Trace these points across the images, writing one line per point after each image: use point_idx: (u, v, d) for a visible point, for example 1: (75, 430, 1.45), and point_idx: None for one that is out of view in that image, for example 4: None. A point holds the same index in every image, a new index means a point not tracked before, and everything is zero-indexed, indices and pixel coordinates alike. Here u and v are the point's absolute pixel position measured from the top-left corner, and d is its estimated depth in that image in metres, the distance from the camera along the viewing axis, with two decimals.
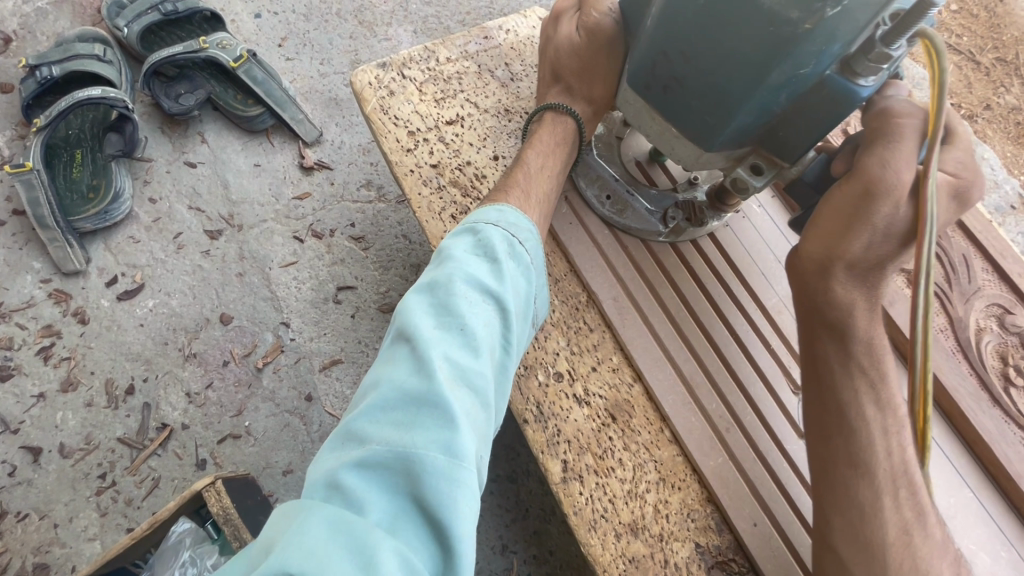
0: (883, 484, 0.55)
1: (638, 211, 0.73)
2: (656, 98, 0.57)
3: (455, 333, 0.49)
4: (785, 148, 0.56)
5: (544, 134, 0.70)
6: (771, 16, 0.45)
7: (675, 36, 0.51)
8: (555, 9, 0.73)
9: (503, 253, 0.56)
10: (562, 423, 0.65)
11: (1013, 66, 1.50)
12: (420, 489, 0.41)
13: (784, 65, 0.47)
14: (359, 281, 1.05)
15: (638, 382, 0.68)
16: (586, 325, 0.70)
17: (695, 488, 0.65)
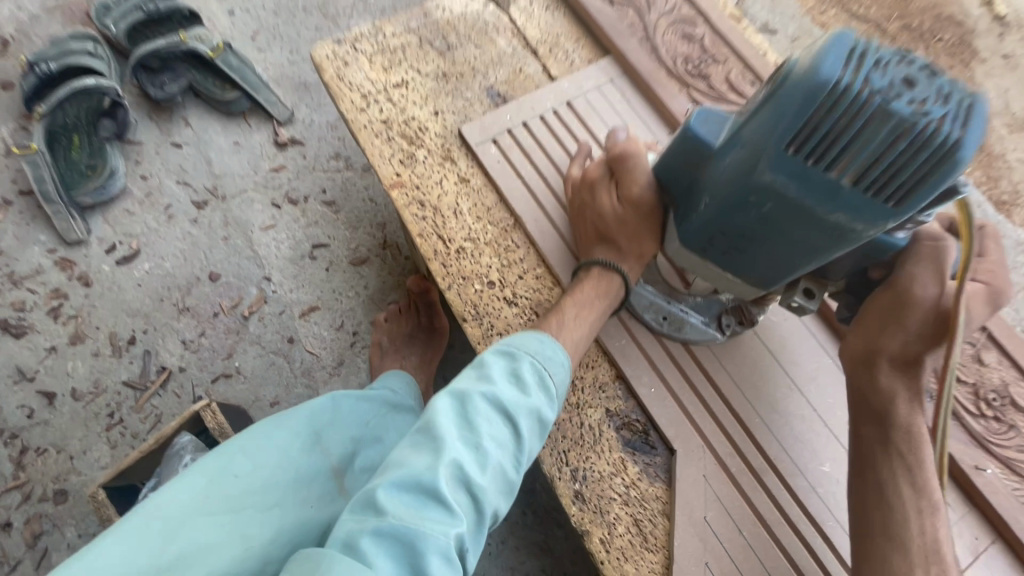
0: (915, 558, 0.62)
1: (695, 325, 0.79)
2: (717, 254, 0.66)
3: (476, 441, 0.60)
4: (834, 271, 0.66)
5: (592, 288, 0.76)
6: (834, 229, 0.53)
7: (733, 224, 0.60)
8: (588, 177, 0.79)
9: (531, 376, 0.66)
10: (494, 319, 0.79)
11: (918, 32, 1.67)
12: (417, 563, 0.52)
13: (841, 246, 0.56)
14: (332, 239, 1.19)
15: (558, 285, 0.82)
16: (514, 243, 0.84)
17: (606, 366, 0.79)
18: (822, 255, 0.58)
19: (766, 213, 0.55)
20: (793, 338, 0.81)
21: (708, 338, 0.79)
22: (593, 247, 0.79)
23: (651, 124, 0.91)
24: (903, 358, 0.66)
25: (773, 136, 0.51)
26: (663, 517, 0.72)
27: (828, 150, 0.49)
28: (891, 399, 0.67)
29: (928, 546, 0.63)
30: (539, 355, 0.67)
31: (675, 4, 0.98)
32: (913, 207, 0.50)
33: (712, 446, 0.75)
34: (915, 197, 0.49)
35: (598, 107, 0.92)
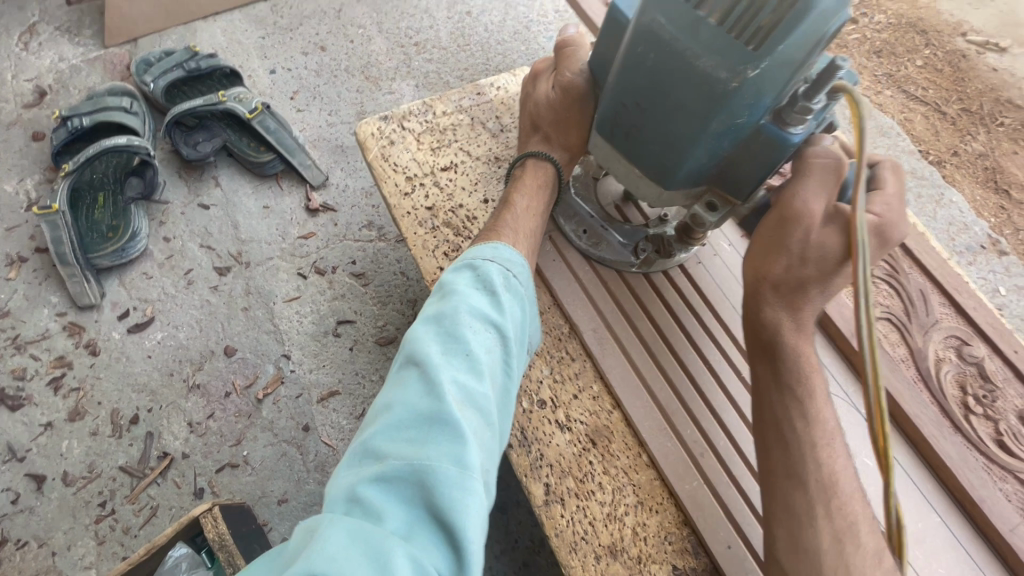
0: (814, 494, 0.58)
1: (612, 244, 0.79)
2: (622, 149, 0.64)
3: (461, 358, 0.51)
4: (735, 185, 0.62)
5: (528, 181, 0.76)
6: (704, 75, 0.51)
7: (631, 92, 0.58)
8: (533, 69, 0.82)
9: (502, 285, 0.58)
10: (544, 448, 0.69)
11: (978, 116, 1.59)
12: (433, 497, 0.42)
13: (720, 109, 0.53)
14: (358, 315, 1.11)
15: (617, 409, 0.72)
16: (568, 355, 0.75)
17: (672, 511, 0.67)
18: (714, 134, 0.55)
19: (650, 65, 0.54)
20: None
21: (629, 252, 0.79)
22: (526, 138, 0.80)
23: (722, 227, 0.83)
24: (786, 286, 0.64)
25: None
26: None
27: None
28: (776, 329, 0.65)
29: (825, 480, 0.59)
30: (503, 263, 0.61)
31: None
32: (772, 53, 0.49)
33: None
34: (773, 38, 0.48)
35: None
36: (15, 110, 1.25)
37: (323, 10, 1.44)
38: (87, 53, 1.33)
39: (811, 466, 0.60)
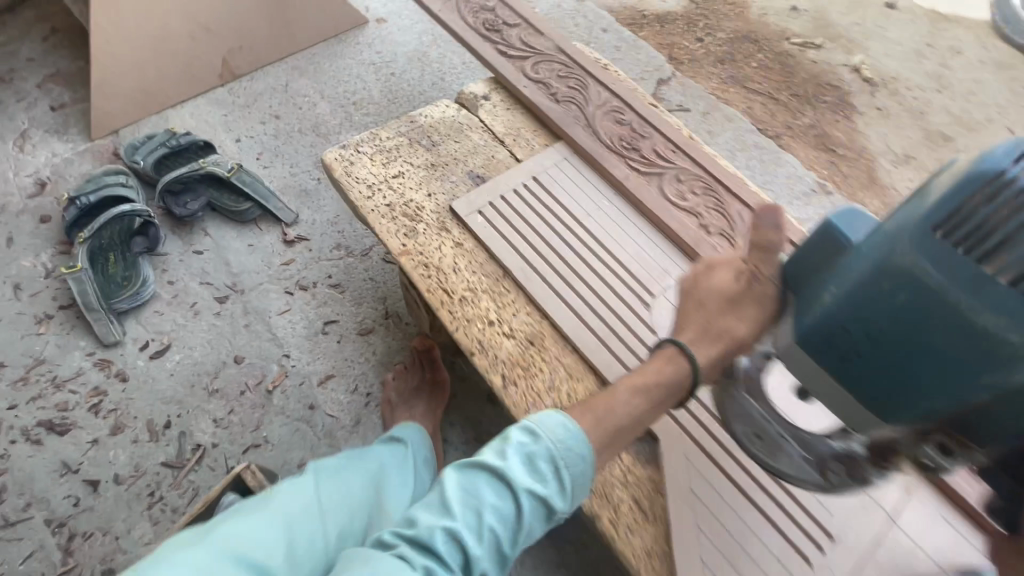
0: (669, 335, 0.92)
1: (793, 457, 0.79)
2: (823, 357, 0.65)
3: (468, 506, 0.64)
4: (971, 431, 0.60)
5: (657, 362, 0.76)
6: (983, 331, 0.53)
7: (859, 319, 0.60)
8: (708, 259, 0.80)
9: (545, 460, 0.67)
10: (498, 351, 0.96)
11: (801, 99, 2.07)
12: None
13: (993, 368, 0.54)
14: (341, 315, 1.38)
15: (546, 319, 1.00)
16: (506, 289, 1.02)
17: (594, 378, 0.96)
18: (963, 370, 0.56)
19: (897, 303, 0.57)
20: (626, 227, 1.11)
21: (810, 467, 0.77)
22: (684, 309, 0.79)
23: (602, 189, 1.16)
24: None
25: (921, 215, 0.56)
26: (658, 496, 0.87)
27: (981, 241, 0.53)
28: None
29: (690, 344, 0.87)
30: (558, 442, 0.68)
31: (605, 100, 1.28)
32: None
33: (688, 431, 0.91)
34: None
35: (559, 179, 1.17)
36: (21, 201, 1.49)
37: (272, 86, 1.76)
38: (76, 147, 1.59)
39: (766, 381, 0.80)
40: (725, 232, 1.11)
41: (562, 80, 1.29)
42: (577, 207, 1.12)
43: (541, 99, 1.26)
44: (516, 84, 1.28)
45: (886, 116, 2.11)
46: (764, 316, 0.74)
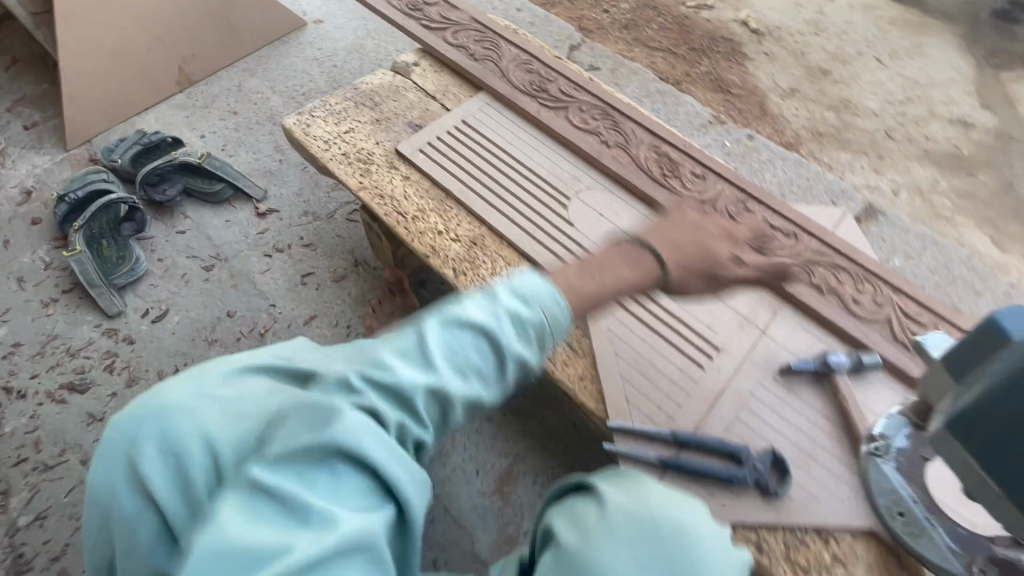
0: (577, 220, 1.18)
1: (939, 547, 0.89)
2: (981, 467, 0.74)
3: (450, 356, 0.64)
4: None
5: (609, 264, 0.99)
6: None
7: (1001, 434, 0.71)
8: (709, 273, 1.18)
9: (519, 305, 0.69)
10: (447, 251, 1.19)
11: (698, 51, 2.38)
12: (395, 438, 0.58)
13: None
14: (316, 268, 1.58)
15: (483, 223, 1.23)
16: (449, 206, 1.25)
17: (526, 262, 1.20)
18: None
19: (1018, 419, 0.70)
20: (541, 149, 1.36)
21: (957, 559, 0.88)
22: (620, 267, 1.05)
23: (519, 123, 1.41)
24: None
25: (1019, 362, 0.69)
26: (584, 338, 1.11)
27: None
28: None
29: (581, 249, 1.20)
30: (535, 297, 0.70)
31: (516, 55, 1.53)
32: None
33: None
34: None
35: (483, 120, 1.41)
36: (10, 209, 1.65)
37: (227, 87, 1.95)
38: (54, 158, 1.75)
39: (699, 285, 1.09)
40: (621, 144, 1.38)
41: (478, 44, 1.54)
42: (500, 139, 1.37)
43: (462, 60, 1.51)
44: (440, 51, 1.52)
45: (772, 58, 2.43)
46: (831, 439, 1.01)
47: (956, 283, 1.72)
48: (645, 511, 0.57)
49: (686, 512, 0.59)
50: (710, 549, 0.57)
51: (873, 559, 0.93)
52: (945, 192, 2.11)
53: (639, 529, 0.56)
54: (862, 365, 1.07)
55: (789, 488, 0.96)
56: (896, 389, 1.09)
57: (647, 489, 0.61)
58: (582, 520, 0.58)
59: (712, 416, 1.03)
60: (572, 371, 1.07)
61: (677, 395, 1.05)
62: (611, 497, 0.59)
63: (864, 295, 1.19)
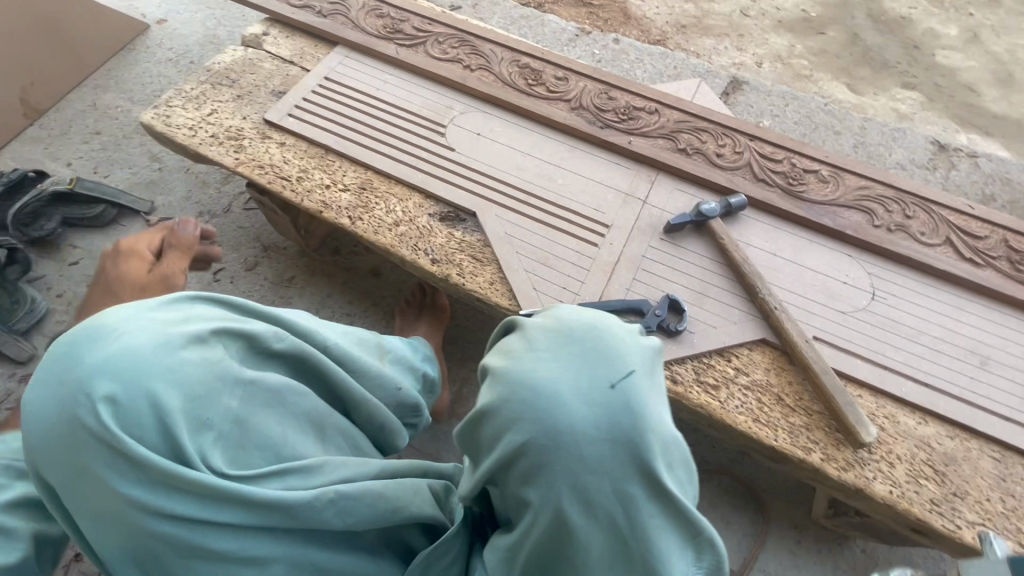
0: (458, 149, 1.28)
1: None
2: None
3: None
4: None
5: None
6: None
7: None
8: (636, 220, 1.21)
9: None
10: (338, 202, 1.22)
11: None
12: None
13: None
14: (225, 263, 1.57)
15: (368, 168, 1.27)
16: (330, 161, 1.28)
17: (417, 194, 1.24)
18: None
19: None
20: (409, 87, 1.40)
21: None
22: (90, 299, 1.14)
23: (383, 68, 1.43)
24: None
25: None
26: (486, 248, 1.18)
27: None
28: None
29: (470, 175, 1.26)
30: None
31: (364, 3, 1.53)
32: None
33: (496, 202, 1.23)
34: None
35: (345, 72, 1.42)
36: None
37: (80, 108, 1.85)
38: None
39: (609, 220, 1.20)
40: (484, 66, 1.43)
41: (323, 1, 1.53)
42: (366, 87, 1.39)
43: (312, 20, 1.50)
44: (287, 14, 1.50)
45: None
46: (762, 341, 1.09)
47: (819, 130, 1.89)
48: (562, 321, 0.59)
49: (603, 317, 0.60)
50: (629, 342, 0.58)
51: (767, 362, 1.07)
52: (802, 54, 2.28)
53: (555, 337, 0.58)
54: (731, 206, 1.19)
55: (687, 324, 1.09)
56: (765, 222, 1.23)
57: (566, 307, 0.63)
58: (507, 347, 0.61)
59: (612, 283, 1.13)
60: (481, 279, 1.15)
61: (579, 274, 1.14)
62: (532, 322, 0.62)
63: (726, 149, 1.31)
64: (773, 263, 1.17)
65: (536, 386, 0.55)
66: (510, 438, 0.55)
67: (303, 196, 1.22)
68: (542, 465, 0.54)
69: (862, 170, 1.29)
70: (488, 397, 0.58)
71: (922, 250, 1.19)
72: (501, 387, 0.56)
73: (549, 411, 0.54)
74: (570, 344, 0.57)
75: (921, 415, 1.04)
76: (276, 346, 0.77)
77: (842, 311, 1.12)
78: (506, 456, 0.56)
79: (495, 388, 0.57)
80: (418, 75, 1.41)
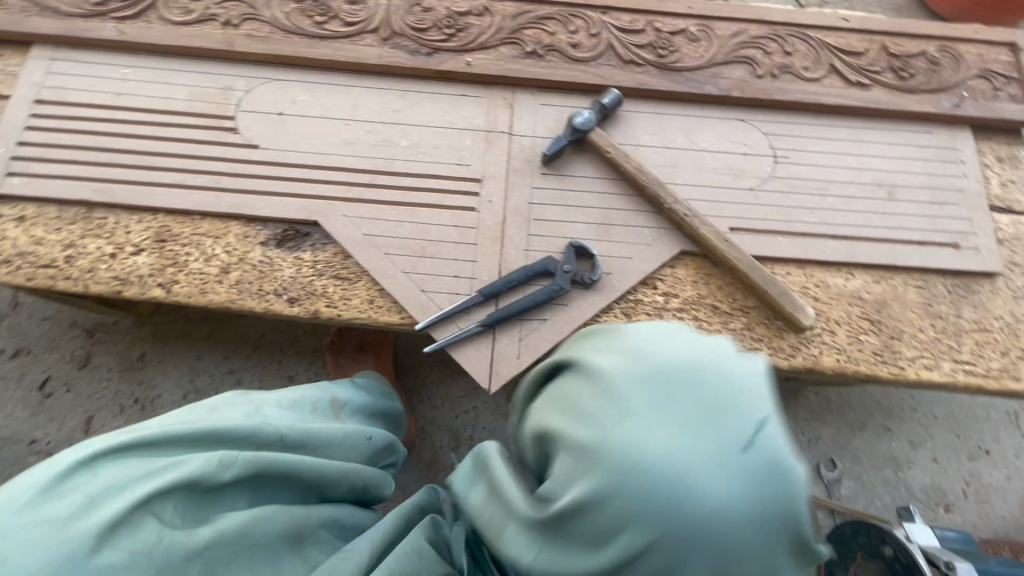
0: (258, 151, 0.99)
1: None
2: None
3: None
4: None
5: None
6: None
7: None
8: (505, 163, 1.01)
9: None
10: (136, 271, 0.92)
11: None
12: None
13: None
14: (48, 370, 1.25)
15: (158, 212, 0.96)
16: (99, 219, 0.95)
17: (236, 223, 0.96)
18: None
19: None
20: (159, 77, 1.02)
21: None
22: None
23: (113, 59, 1.03)
24: None
25: None
26: (347, 260, 0.95)
27: None
28: None
29: (293, 177, 0.98)
30: None
31: None
32: None
33: (336, 197, 0.97)
34: None
35: (60, 81, 1.01)
36: None
37: None
38: None
39: (484, 177, 1.00)
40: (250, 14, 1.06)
41: None
42: (99, 96, 1.00)
43: None
44: None
45: None
46: (685, 259, 0.99)
47: None
48: (657, 369, 0.43)
49: (707, 356, 0.44)
50: (740, 382, 0.43)
51: (693, 274, 0.98)
52: None
53: (654, 390, 0.42)
54: (607, 108, 1.01)
55: (601, 270, 0.95)
56: (645, 110, 1.06)
57: (646, 344, 0.46)
58: (590, 410, 0.44)
59: (509, 248, 0.96)
60: (356, 302, 0.93)
61: (466, 253, 0.95)
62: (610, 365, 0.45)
63: (580, 35, 1.09)
64: (669, 158, 1.03)
65: (663, 468, 0.40)
66: (631, 531, 0.40)
67: (84, 280, 0.90)
68: (678, 560, 0.40)
69: (729, 13, 1.12)
70: (587, 476, 0.41)
71: (810, 88, 1.08)
72: (610, 471, 0.41)
73: (689, 499, 0.39)
74: (673, 402, 0.42)
75: (846, 271, 1.00)
76: (223, 474, 0.56)
77: (750, 189, 1.02)
78: (619, 561, 0.41)
79: (599, 470, 0.41)
80: (167, 58, 1.04)
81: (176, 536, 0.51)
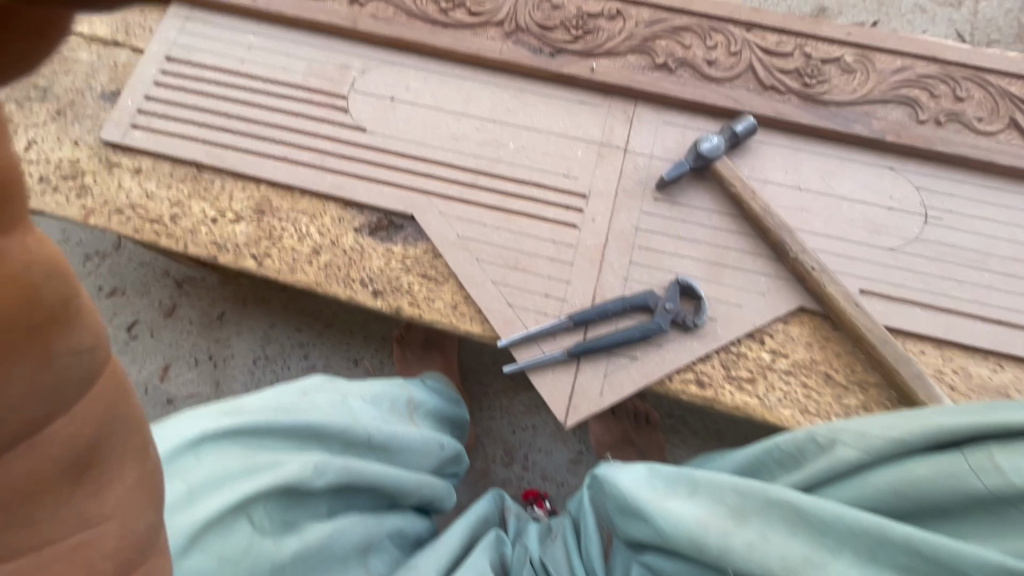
0: (365, 135, 0.97)
1: None
2: None
3: None
4: None
5: None
6: None
7: None
8: (616, 181, 0.94)
9: None
10: (234, 239, 0.92)
11: None
12: None
13: None
14: (137, 313, 1.31)
15: (262, 182, 0.96)
16: (207, 182, 0.96)
17: (333, 204, 0.95)
18: None
19: None
20: (282, 48, 1.02)
21: None
22: None
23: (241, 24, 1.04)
24: None
25: None
26: (435, 260, 0.92)
27: None
28: None
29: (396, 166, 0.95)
30: None
31: None
32: None
33: (435, 193, 0.94)
34: None
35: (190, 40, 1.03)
36: None
37: None
38: None
39: (591, 194, 0.93)
40: None
41: None
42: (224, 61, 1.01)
43: None
44: None
45: None
46: (801, 316, 0.88)
47: None
48: None
49: None
50: None
51: (808, 334, 0.87)
52: None
53: None
54: (738, 136, 0.91)
55: (706, 314, 0.86)
56: (779, 143, 0.95)
57: None
58: None
59: (607, 275, 0.89)
60: (439, 305, 0.89)
61: (561, 272, 0.89)
62: None
63: (718, 51, 0.99)
64: (799, 201, 0.92)
65: None
66: None
67: (185, 240, 0.92)
68: None
69: (895, 44, 0.98)
70: None
71: (982, 142, 0.93)
72: None
73: None
74: None
75: (994, 360, 0.86)
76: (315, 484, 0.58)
77: (890, 248, 0.90)
78: None
79: None
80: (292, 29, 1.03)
81: (263, 544, 0.54)
